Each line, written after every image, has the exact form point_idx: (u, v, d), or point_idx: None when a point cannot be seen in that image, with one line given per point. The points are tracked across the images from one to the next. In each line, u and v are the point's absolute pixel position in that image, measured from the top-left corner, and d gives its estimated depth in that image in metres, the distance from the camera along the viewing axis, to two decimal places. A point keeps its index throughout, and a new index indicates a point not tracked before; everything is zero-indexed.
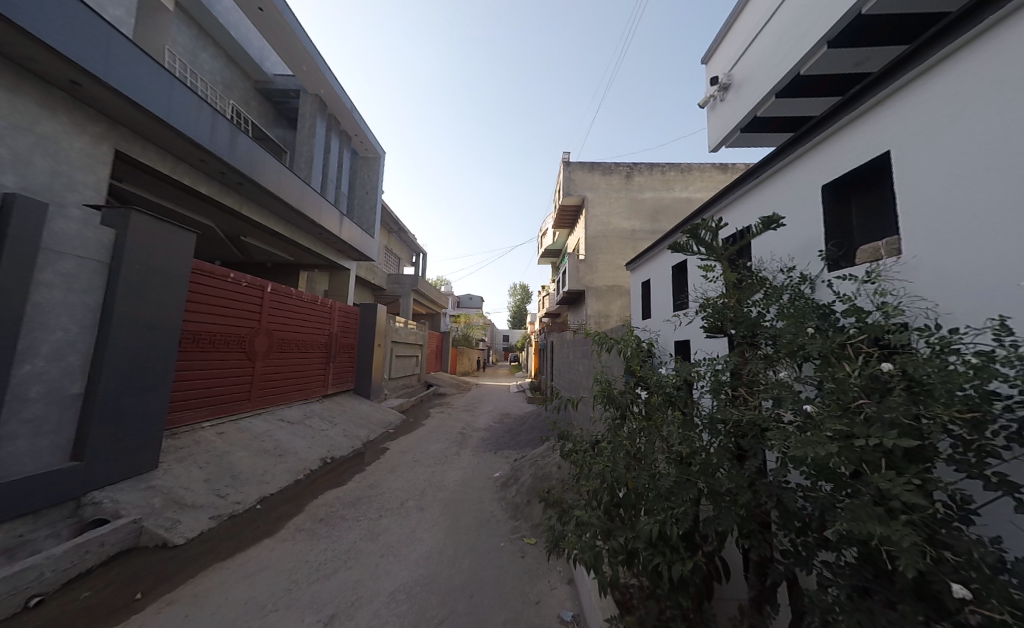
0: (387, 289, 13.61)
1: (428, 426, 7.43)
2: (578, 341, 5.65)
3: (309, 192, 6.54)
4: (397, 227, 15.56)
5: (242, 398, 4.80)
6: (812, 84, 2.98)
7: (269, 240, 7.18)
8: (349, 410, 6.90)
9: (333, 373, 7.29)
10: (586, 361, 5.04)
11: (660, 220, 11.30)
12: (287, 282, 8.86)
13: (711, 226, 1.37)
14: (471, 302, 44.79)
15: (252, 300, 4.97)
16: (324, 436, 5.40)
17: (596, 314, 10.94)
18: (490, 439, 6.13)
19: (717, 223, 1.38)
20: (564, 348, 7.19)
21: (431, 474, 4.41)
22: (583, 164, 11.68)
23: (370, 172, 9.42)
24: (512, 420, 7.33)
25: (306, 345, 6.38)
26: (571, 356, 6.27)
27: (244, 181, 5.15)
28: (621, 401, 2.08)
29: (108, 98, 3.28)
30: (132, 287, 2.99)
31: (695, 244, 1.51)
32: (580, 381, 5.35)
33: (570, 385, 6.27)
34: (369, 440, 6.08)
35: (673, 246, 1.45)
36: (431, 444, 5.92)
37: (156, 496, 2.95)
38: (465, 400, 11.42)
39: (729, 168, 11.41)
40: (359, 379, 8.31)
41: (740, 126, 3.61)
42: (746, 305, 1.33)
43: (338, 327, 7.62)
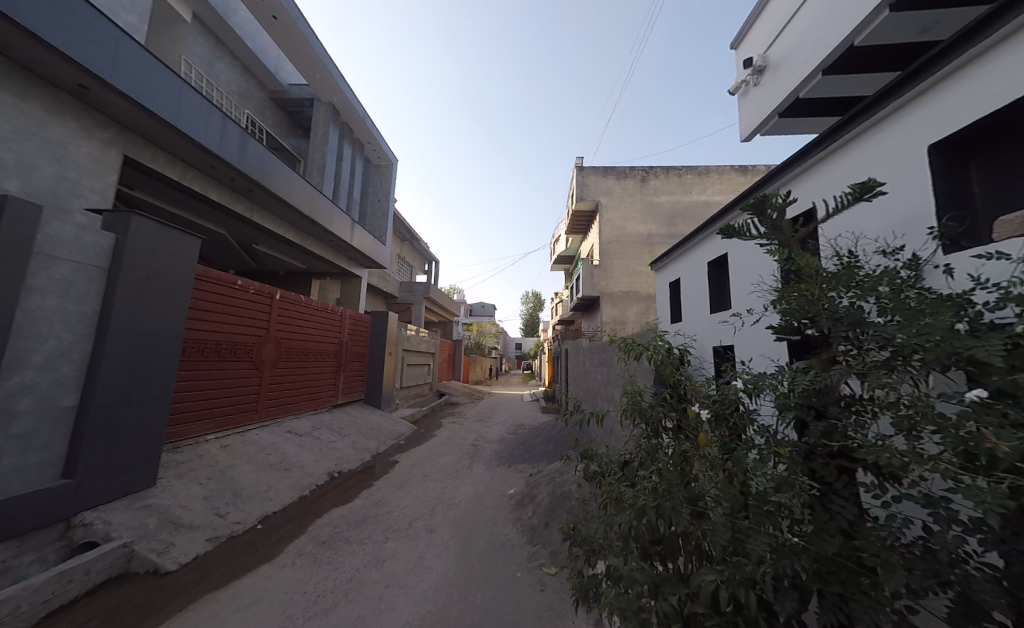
0: (399, 297, 13.58)
1: (439, 437, 7.17)
2: (596, 348, 5.34)
3: (320, 198, 6.51)
4: (410, 236, 15.63)
5: (248, 408, 4.68)
6: (863, 57, 2.68)
7: (280, 248, 7.17)
8: (358, 421, 6.73)
9: (343, 381, 7.16)
10: (606, 369, 4.73)
11: (677, 223, 10.92)
12: (300, 290, 8.87)
13: (780, 200, 1.09)
14: (483, 310, 44.74)
15: (260, 307, 4.88)
16: (332, 449, 5.22)
17: (611, 321, 10.57)
18: (503, 452, 5.83)
19: (787, 197, 1.10)
20: (580, 356, 6.88)
21: (441, 491, 4.15)
22: (596, 169, 11.45)
23: (383, 180, 9.42)
24: (527, 432, 7.01)
25: (315, 354, 6.27)
26: (589, 364, 5.96)
27: (254, 188, 5.11)
28: (653, 416, 1.79)
29: (114, 102, 3.24)
30: (133, 292, 2.89)
31: (754, 225, 1.22)
32: (599, 391, 5.03)
33: (587, 396, 5.94)
34: (378, 453, 5.87)
35: (727, 228, 1.17)
36: (442, 458, 5.66)
37: (151, 516, 2.79)
38: (478, 410, 11.13)
39: (750, 170, 10.98)
40: (370, 388, 8.17)
41: (779, 110, 3.32)
42: (834, 295, 1.03)
43: (348, 336, 7.52)
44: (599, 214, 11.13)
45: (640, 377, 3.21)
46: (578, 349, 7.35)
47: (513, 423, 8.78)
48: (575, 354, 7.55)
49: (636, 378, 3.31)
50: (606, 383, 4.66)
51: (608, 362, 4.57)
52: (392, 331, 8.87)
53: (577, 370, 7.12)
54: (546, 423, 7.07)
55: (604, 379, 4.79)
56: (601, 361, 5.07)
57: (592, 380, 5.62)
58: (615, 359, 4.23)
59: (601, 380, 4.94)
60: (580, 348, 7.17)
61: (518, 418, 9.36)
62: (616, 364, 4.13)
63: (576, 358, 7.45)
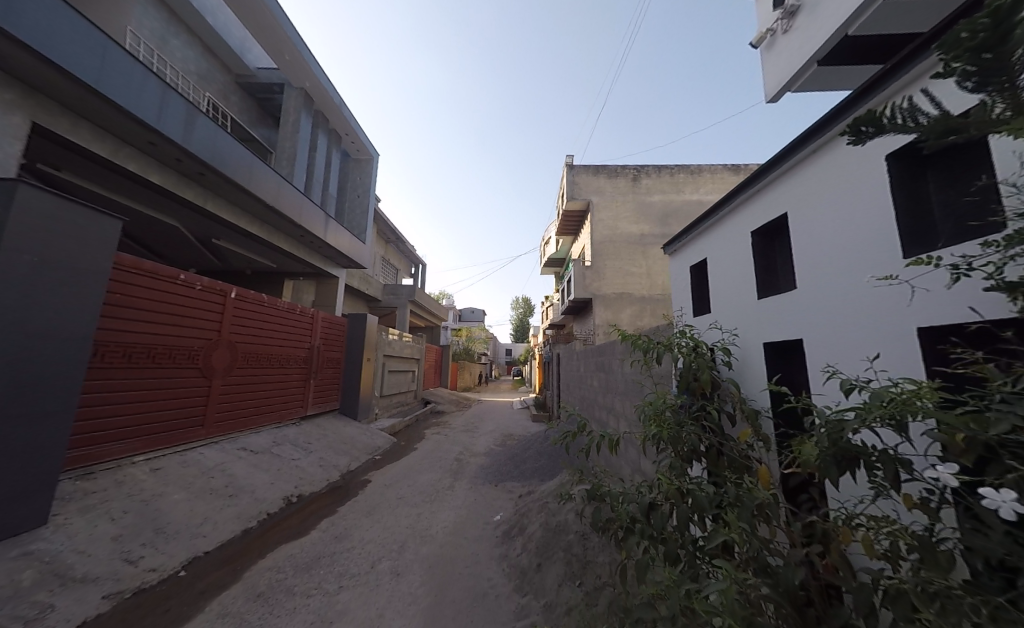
0: (382, 300, 12.94)
1: (421, 451, 6.55)
2: (592, 353, 4.86)
3: (289, 188, 5.94)
4: (395, 237, 15.04)
5: (193, 425, 4.03)
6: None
7: (246, 245, 6.56)
8: (330, 435, 6.07)
9: (315, 390, 6.54)
10: (603, 375, 4.24)
11: (671, 224, 10.63)
12: (271, 291, 8.19)
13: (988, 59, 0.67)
14: (473, 315, 44.13)
15: (210, 306, 4.25)
16: (294, 468, 4.57)
17: (604, 324, 10.15)
18: (490, 468, 5.27)
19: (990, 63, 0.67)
20: (574, 362, 6.39)
21: (417, 518, 3.58)
22: (587, 167, 11.13)
23: (363, 175, 8.85)
24: (516, 444, 6.46)
25: (280, 360, 5.63)
26: (583, 370, 5.48)
27: (206, 172, 4.48)
28: (682, 440, 1.40)
29: (11, 52, 2.63)
30: (12, 282, 2.27)
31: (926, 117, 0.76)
32: (596, 399, 4.54)
33: (582, 404, 5.44)
34: (350, 471, 5.22)
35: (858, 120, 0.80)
36: (422, 475, 5.06)
37: (29, 569, 2.13)
38: (465, 419, 10.51)
39: (743, 170, 10.79)
40: (346, 397, 7.51)
41: (817, 59, 2.78)
42: None
43: (322, 340, 6.89)
44: (591, 213, 10.79)
45: (648, 386, 2.72)
46: (571, 354, 6.87)
47: (502, 432, 8.21)
48: (568, 359, 7.07)
49: (643, 386, 2.83)
50: (604, 391, 4.17)
51: (606, 368, 4.08)
52: (372, 335, 8.25)
53: (571, 377, 6.63)
54: (537, 433, 6.53)
55: (601, 386, 4.30)
56: (597, 366, 4.59)
57: (587, 387, 5.13)
58: (614, 364, 3.74)
59: (598, 387, 4.45)
60: (573, 353, 6.70)
61: (508, 428, 8.79)
62: (617, 370, 3.65)
63: (569, 363, 6.97)
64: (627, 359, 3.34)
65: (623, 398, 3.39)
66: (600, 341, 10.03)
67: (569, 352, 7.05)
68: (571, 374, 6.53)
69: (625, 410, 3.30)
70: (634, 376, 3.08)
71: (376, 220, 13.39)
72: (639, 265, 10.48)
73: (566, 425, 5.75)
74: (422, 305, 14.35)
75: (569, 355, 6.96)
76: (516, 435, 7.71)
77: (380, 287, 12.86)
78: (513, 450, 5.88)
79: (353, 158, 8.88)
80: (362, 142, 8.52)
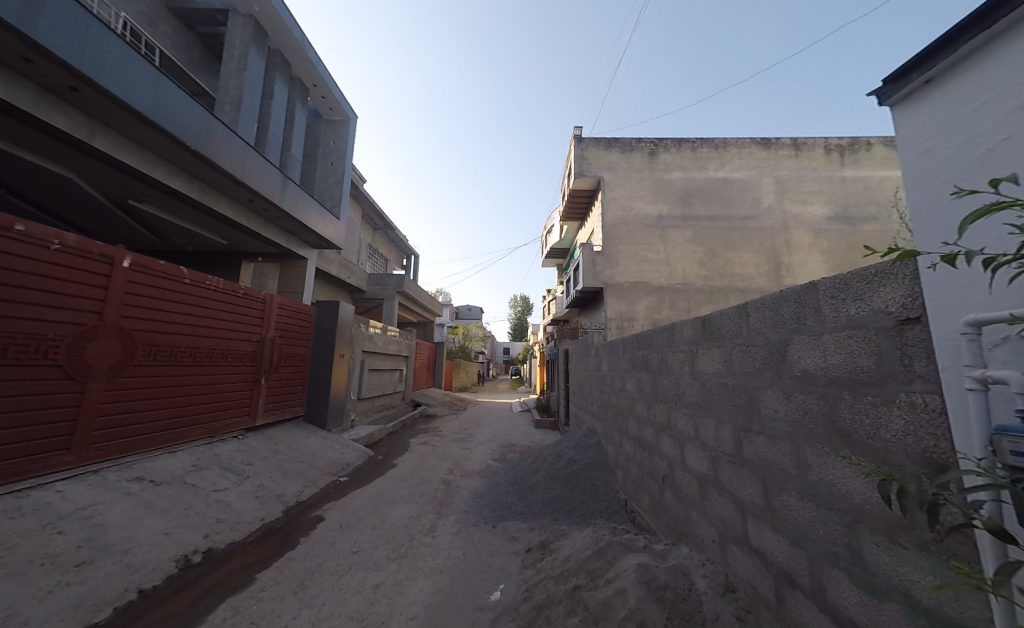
0: (368, 291, 11.67)
1: (401, 469, 5.30)
2: (624, 345, 3.61)
3: (225, 133, 4.67)
4: (384, 223, 13.73)
5: (55, 447, 2.78)
6: None
7: (185, 213, 5.31)
8: (282, 451, 4.77)
9: (268, 391, 5.28)
10: (646, 376, 2.98)
11: (692, 203, 9.37)
12: (226, 275, 6.91)
13: None
14: (470, 313, 42.86)
15: (86, 278, 3.00)
16: (212, 505, 3.27)
17: (617, 317, 8.91)
18: (486, 496, 4.02)
19: None
20: (590, 359, 5.14)
21: (373, 595, 2.33)
22: (597, 140, 9.84)
23: (337, 140, 7.54)
24: (519, 460, 5.19)
25: (215, 355, 4.36)
26: (607, 369, 4.22)
27: (83, 87, 3.20)
28: None
29: None
30: None
31: None
32: (632, 409, 3.28)
33: (606, 414, 4.19)
34: (300, 502, 3.93)
35: None
36: (394, 509, 3.79)
37: None
38: (458, 424, 9.26)
39: (773, 144, 9.53)
40: (312, 401, 6.24)
41: None
42: None
43: (279, 332, 5.61)
44: (601, 191, 9.53)
45: (783, 398, 1.44)
46: (585, 349, 5.62)
47: (500, 443, 6.94)
48: (582, 356, 5.80)
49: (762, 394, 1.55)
50: (649, 400, 2.90)
51: (653, 361, 2.82)
52: (346, 327, 6.96)
53: (586, 378, 5.40)
54: (545, 447, 5.27)
55: (642, 390, 3.05)
56: (632, 364, 3.34)
57: (614, 392, 3.89)
58: (672, 359, 2.47)
59: (636, 392, 3.19)
60: (588, 348, 5.44)
61: (506, 436, 7.53)
62: (678, 368, 2.38)
63: (582, 361, 5.71)
64: (704, 350, 2.08)
65: (699, 412, 2.11)
66: (612, 336, 8.79)
67: (583, 347, 5.81)
68: (587, 375, 5.29)
69: (706, 433, 2.01)
70: (729, 377, 1.81)
71: (361, 202, 12.06)
72: (656, 250, 9.23)
73: (583, 439, 4.51)
74: (412, 298, 13.05)
75: (584, 351, 5.71)
76: (517, 448, 6.45)
77: (364, 276, 11.54)
78: (514, 470, 4.62)
79: (326, 120, 7.57)
80: (335, 98, 7.18)
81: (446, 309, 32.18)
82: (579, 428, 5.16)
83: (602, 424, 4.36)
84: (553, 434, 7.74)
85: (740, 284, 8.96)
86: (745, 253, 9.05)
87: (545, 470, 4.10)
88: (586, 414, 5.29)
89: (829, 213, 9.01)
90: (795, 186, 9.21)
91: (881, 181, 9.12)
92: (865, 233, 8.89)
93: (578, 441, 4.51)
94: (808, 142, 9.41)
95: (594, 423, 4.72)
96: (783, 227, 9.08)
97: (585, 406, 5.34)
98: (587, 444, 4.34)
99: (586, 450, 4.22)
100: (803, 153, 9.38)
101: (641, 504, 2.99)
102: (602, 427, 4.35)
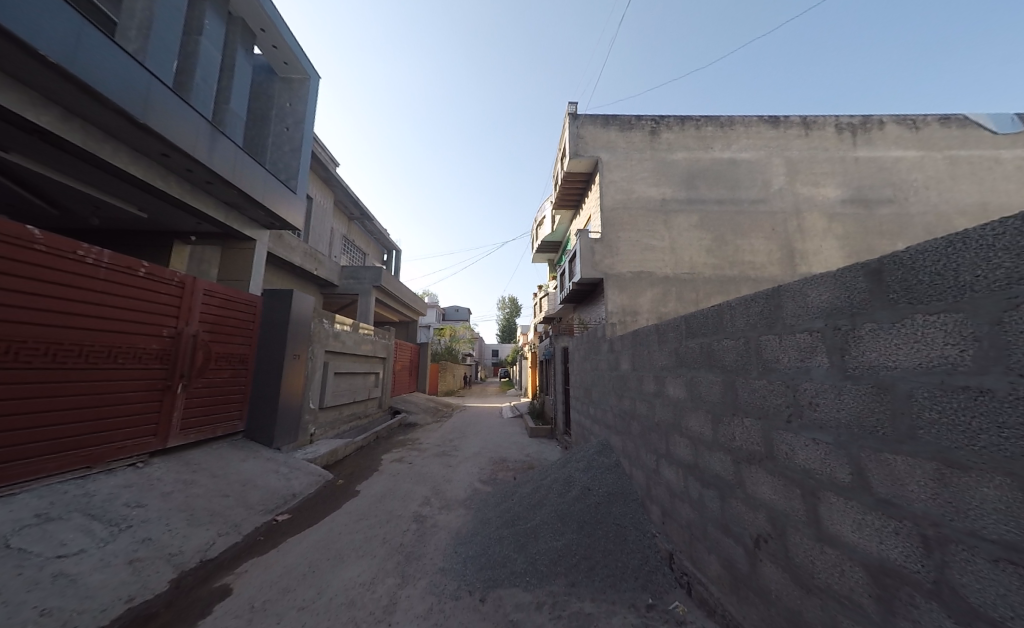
0: (340, 286, 10.44)
1: (364, 499, 4.19)
2: (661, 336, 2.62)
3: (110, 54, 3.48)
4: (361, 213, 12.52)
5: None
6: None
7: (77, 171, 4.10)
8: (200, 483, 3.60)
9: (188, 404, 4.07)
10: (709, 377, 1.99)
11: (698, 186, 8.57)
12: (153, 259, 5.66)
13: None
14: (457, 314, 41.73)
15: None
16: (41, 587, 2.07)
17: (619, 311, 8.00)
18: (472, 541, 2.97)
19: None
20: (602, 357, 4.15)
21: None
22: (594, 117, 8.94)
23: (295, 103, 6.34)
24: (514, 484, 4.17)
25: (95, 356, 3.16)
26: (631, 370, 3.23)
27: None
28: None
29: None
30: None
31: None
32: (681, 425, 2.29)
33: (630, 428, 3.19)
34: (206, 562, 2.78)
35: None
36: (341, 569, 2.69)
37: None
38: (442, 435, 8.17)
39: (783, 122, 8.80)
40: (258, 413, 5.06)
41: None
42: None
43: (207, 328, 4.40)
44: (599, 172, 8.62)
45: None
46: (592, 346, 4.65)
47: (490, 458, 5.89)
48: (588, 355, 4.82)
49: None
50: (717, 413, 1.91)
51: (726, 352, 1.83)
52: (304, 323, 5.79)
53: (595, 380, 4.42)
54: (545, 467, 4.25)
55: (702, 399, 2.06)
56: (678, 360, 2.35)
57: (643, 399, 2.90)
58: (775, 348, 1.48)
59: (688, 400, 2.20)
60: (596, 343, 4.46)
61: (497, 449, 6.48)
62: (793, 362, 1.37)
63: (589, 360, 4.75)
64: (879, 325, 1.04)
65: (865, 442, 1.09)
66: (614, 333, 7.87)
67: (589, 343, 4.84)
68: (597, 377, 4.31)
69: (891, 484, 1.00)
70: (990, 372, 0.78)
71: (333, 188, 10.85)
72: (660, 237, 8.37)
73: (596, 460, 3.52)
74: (392, 295, 11.87)
75: (590, 347, 4.75)
76: (510, 465, 5.42)
77: (336, 269, 10.32)
78: (509, 500, 3.60)
79: (281, 79, 6.37)
80: (290, 48, 6.00)
81: (432, 309, 30.93)
82: (588, 443, 4.17)
83: (622, 440, 3.38)
84: (549, 445, 6.75)
85: (752, 274, 8.17)
86: (755, 240, 8.29)
87: (550, 504, 3.09)
88: (596, 425, 4.31)
89: (844, 196, 8.33)
90: (807, 167, 8.50)
91: (896, 162, 8.51)
92: (882, 217, 8.23)
93: (591, 462, 3.52)
94: (819, 120, 8.73)
95: (610, 438, 3.73)
96: (796, 211, 8.35)
97: (595, 415, 4.37)
98: (603, 467, 3.35)
99: (603, 475, 3.22)
100: (813, 133, 8.68)
101: (702, 570, 2.01)
102: (622, 445, 3.37)
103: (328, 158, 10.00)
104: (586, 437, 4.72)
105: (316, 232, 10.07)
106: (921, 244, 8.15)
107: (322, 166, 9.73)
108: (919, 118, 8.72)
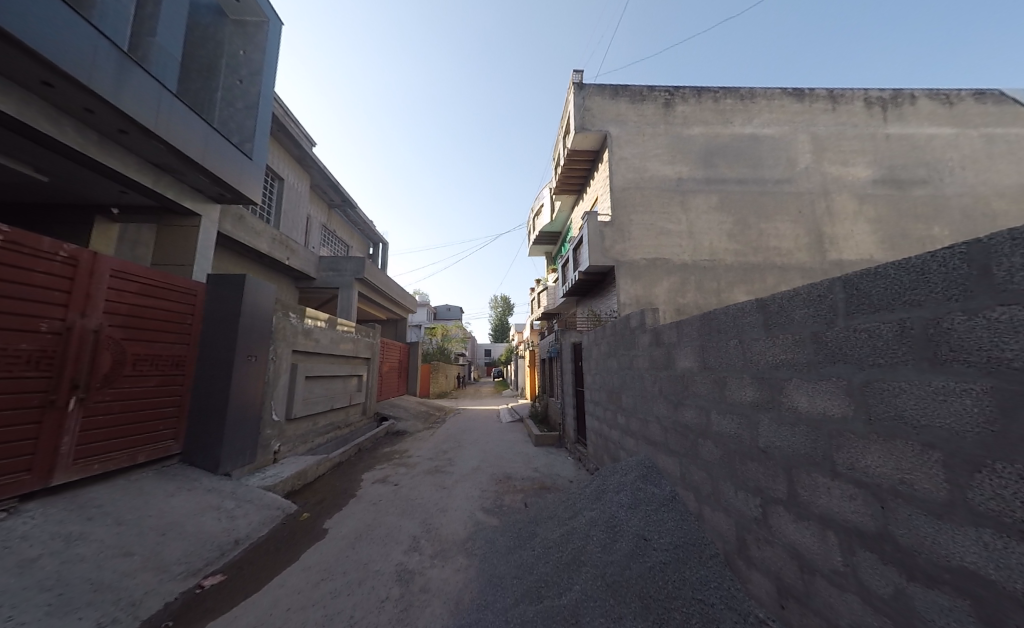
0: (318, 279, 9.33)
1: (335, 544, 3.20)
2: (768, 318, 1.71)
3: None
4: (344, 201, 11.37)
5: None
6: None
7: None
8: (88, 538, 2.56)
9: (87, 424, 3.05)
10: (934, 383, 1.03)
11: (717, 164, 7.78)
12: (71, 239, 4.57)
13: None
14: (450, 313, 40.77)
15: None
16: None
17: (634, 303, 7.17)
18: (477, 624, 2.01)
19: None
20: (641, 353, 3.21)
21: None
22: (601, 88, 8.04)
23: (249, 49, 5.27)
24: (527, 518, 3.24)
25: None
26: (701, 370, 2.29)
27: None
28: None
29: None
30: None
31: None
32: (829, 463, 1.37)
33: (700, 451, 2.25)
34: None
35: None
36: None
37: None
38: (435, 445, 7.20)
39: (808, 95, 8.07)
40: (199, 428, 4.01)
41: None
42: None
43: (121, 321, 3.35)
44: (608, 148, 7.73)
45: None
46: (620, 339, 3.72)
47: (493, 476, 4.96)
48: (615, 351, 3.91)
49: None
50: (963, 457, 0.96)
51: (993, 334, 0.91)
52: (264, 317, 4.73)
53: (629, 381, 3.48)
54: (568, 495, 3.30)
55: (900, 422, 1.13)
56: (820, 351, 1.43)
57: (729, 413, 1.98)
58: None
59: (855, 422, 1.27)
60: (628, 336, 3.53)
61: (500, 465, 5.51)
62: None
63: (617, 357, 3.86)
64: None
65: None
66: None
67: (615, 337, 3.92)
68: (633, 379, 3.37)
69: None
70: None
71: (310, 170, 9.73)
72: (677, 220, 7.57)
73: (644, 493, 2.58)
74: (377, 290, 10.80)
75: (617, 342, 3.83)
76: (519, 486, 4.47)
77: (313, 260, 9.21)
78: (526, 550, 2.63)
79: (232, 23, 5.26)
80: None
81: (423, 308, 29.83)
82: (624, 462, 3.24)
83: (682, 466, 2.45)
84: (560, 456, 5.84)
85: (778, 260, 7.43)
86: (781, 223, 7.53)
87: (591, 567, 2.12)
88: (632, 440, 3.38)
89: (875, 176, 7.68)
90: (834, 143, 7.81)
91: (926, 139, 7.90)
92: (916, 197, 7.57)
93: (636, 495, 2.60)
94: (846, 93, 8.05)
95: (659, 459, 2.79)
96: (824, 191, 7.62)
97: (630, 427, 3.45)
98: (658, 506, 2.41)
99: (660, 518, 2.30)
100: (841, 107, 8.00)
101: None
102: (682, 472, 2.44)
103: (303, 135, 8.89)
104: (616, 453, 3.80)
105: (290, 217, 8.94)
106: (958, 226, 7.53)
107: (295, 142, 8.61)
108: (953, 92, 8.10)
